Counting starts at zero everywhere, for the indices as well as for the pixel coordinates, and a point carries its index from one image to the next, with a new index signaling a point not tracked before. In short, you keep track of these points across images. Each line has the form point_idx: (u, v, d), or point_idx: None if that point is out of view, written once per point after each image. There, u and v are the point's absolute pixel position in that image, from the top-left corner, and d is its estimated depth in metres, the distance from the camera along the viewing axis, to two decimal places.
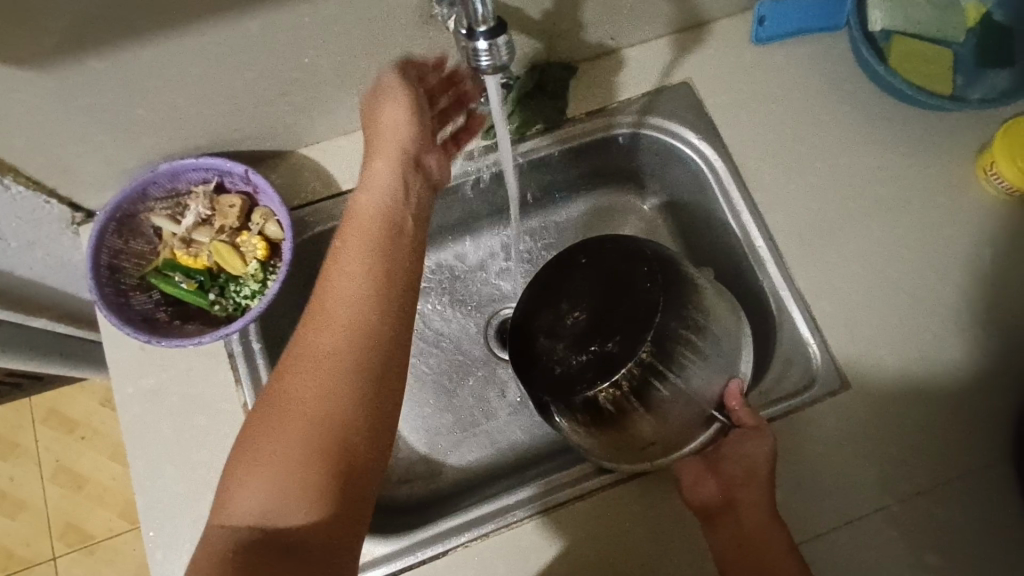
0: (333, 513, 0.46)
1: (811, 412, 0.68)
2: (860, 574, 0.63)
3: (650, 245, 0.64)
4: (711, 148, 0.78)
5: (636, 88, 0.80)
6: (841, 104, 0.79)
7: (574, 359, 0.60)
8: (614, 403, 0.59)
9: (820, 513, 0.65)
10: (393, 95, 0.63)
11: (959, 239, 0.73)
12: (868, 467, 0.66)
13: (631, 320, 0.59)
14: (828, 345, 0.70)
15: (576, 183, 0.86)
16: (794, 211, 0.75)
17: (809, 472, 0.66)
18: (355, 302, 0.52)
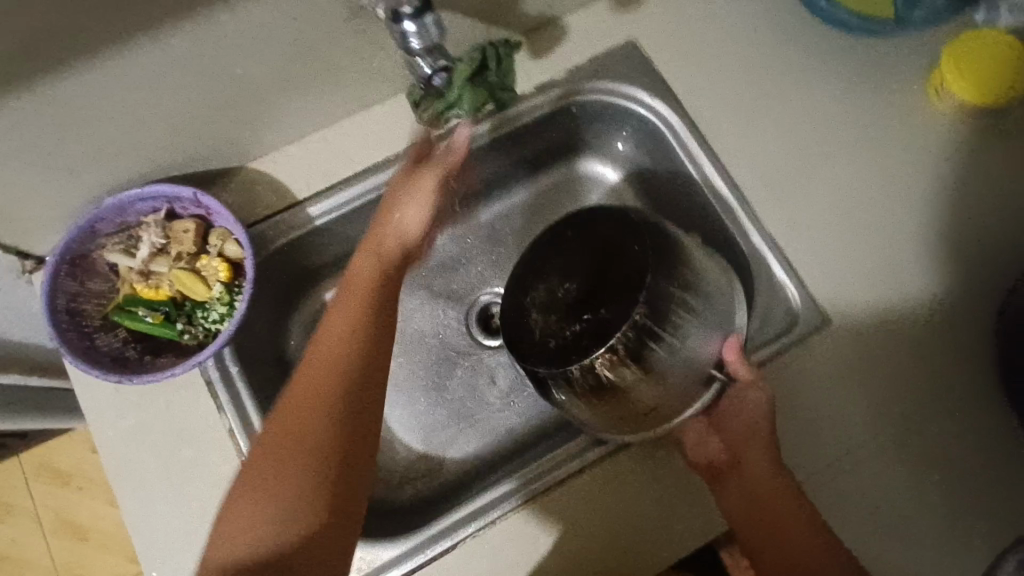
0: (326, 530, 0.52)
1: (797, 352, 0.68)
2: (864, 503, 0.64)
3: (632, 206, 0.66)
4: (665, 105, 0.77)
5: (583, 54, 0.78)
6: (788, 43, 0.78)
7: (568, 331, 0.65)
8: (611, 369, 0.60)
9: (818, 449, 0.65)
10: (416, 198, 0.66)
11: (920, 162, 0.73)
12: (859, 397, 0.67)
13: (623, 287, 0.63)
14: (805, 284, 0.70)
15: (535, 160, 0.85)
16: (755, 157, 0.75)
17: (802, 411, 0.66)
18: (347, 349, 0.56)
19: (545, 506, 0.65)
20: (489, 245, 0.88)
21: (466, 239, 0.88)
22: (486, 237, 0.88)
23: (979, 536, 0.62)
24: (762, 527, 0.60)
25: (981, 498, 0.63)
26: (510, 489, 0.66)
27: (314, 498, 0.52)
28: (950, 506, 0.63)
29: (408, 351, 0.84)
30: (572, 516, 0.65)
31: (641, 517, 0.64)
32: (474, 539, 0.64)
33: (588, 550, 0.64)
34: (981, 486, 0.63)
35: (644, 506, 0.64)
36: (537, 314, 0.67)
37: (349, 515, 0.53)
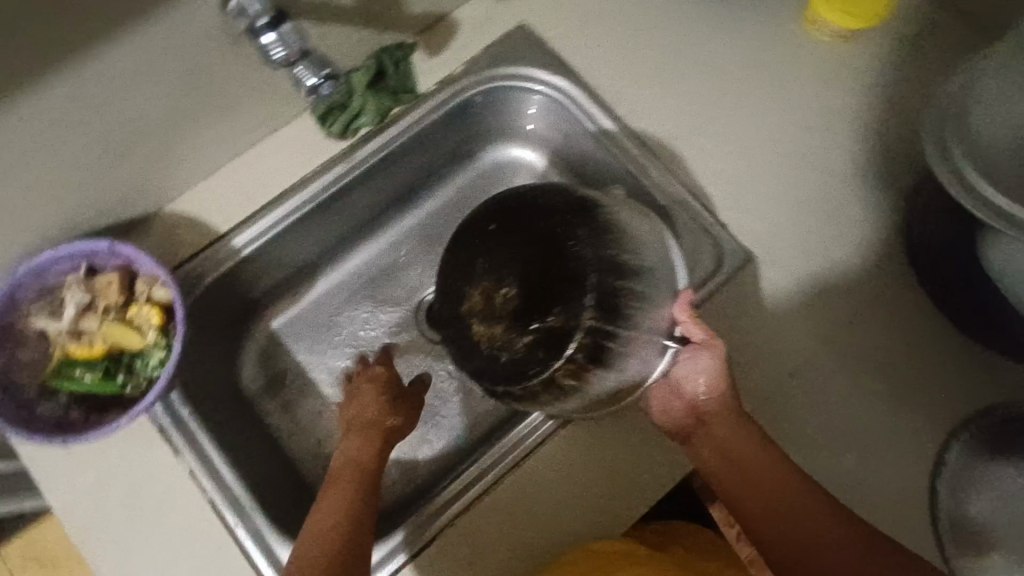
0: None
1: (730, 290, 0.70)
2: (814, 419, 0.67)
3: (552, 189, 0.66)
4: (564, 79, 0.78)
5: (477, 44, 0.79)
6: (670, 2, 0.81)
7: (520, 341, 0.62)
8: (572, 376, 0.62)
9: (761, 376, 0.68)
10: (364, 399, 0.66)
11: (810, 92, 0.77)
12: (792, 321, 0.70)
13: (565, 281, 0.62)
14: (725, 224, 0.73)
15: (454, 155, 0.86)
16: (658, 114, 0.77)
17: (741, 344, 0.69)
18: (341, 507, 0.56)
19: (514, 483, 0.67)
20: (422, 246, 0.88)
21: (401, 242, 0.88)
22: (421, 238, 0.88)
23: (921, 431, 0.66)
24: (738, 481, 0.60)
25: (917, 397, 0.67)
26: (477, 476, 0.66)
27: None
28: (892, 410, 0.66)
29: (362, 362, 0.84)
30: (542, 484, 0.67)
31: (603, 477, 0.67)
32: (449, 531, 0.66)
33: (559, 519, 0.66)
34: (915, 381, 0.67)
35: (607, 464, 0.67)
36: (478, 325, 0.64)
37: None
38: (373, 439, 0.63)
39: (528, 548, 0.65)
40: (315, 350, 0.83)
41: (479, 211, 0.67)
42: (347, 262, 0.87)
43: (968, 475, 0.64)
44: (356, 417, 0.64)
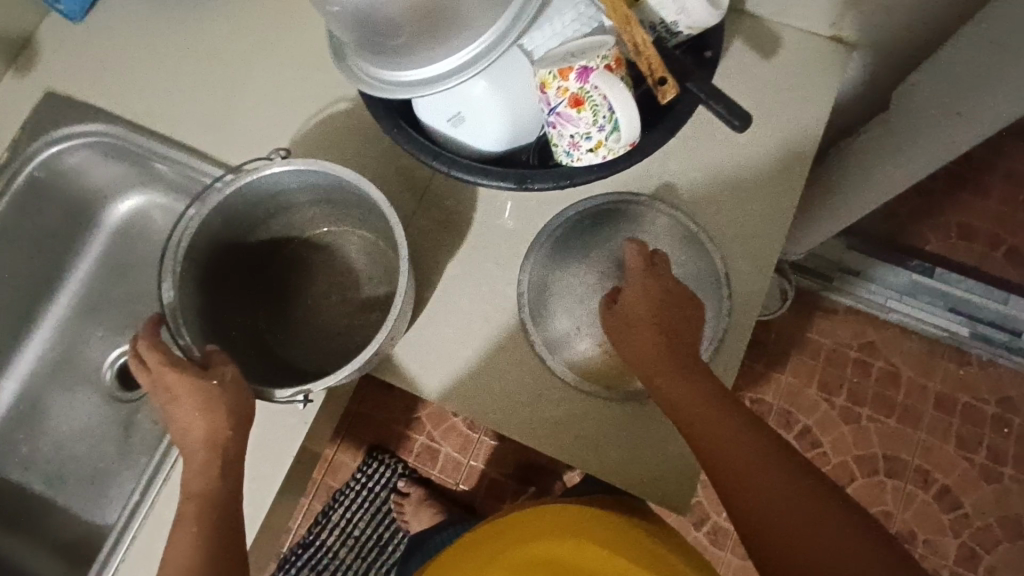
0: None
1: (357, 259, 0.73)
2: (422, 346, 0.72)
3: (209, 253, 0.67)
4: (94, 121, 0.80)
5: (12, 128, 0.81)
6: (172, 12, 0.83)
7: (292, 346, 0.72)
8: (313, 353, 0.72)
9: (339, 315, 0.73)
10: (191, 398, 0.57)
11: (317, 39, 0.81)
12: (359, 254, 0.73)
13: (259, 297, 0.73)
14: (347, 229, 0.73)
15: (64, 230, 0.88)
16: (193, 115, 0.80)
17: (315, 295, 0.74)
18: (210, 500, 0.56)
19: (168, 504, 0.71)
20: (87, 323, 0.90)
21: (64, 329, 0.89)
22: (82, 316, 0.90)
23: (499, 286, 0.72)
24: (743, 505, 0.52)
25: (503, 263, 0.73)
26: (134, 521, 0.70)
27: None
28: (472, 289, 0.73)
29: (68, 450, 0.86)
30: None
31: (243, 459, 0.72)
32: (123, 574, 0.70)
33: None
34: (477, 250, 0.73)
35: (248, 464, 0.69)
36: (270, 342, 0.72)
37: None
38: (220, 465, 0.57)
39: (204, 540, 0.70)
40: (23, 463, 0.85)
41: (205, 274, 0.67)
42: (18, 369, 0.87)
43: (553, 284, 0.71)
44: (192, 449, 0.57)
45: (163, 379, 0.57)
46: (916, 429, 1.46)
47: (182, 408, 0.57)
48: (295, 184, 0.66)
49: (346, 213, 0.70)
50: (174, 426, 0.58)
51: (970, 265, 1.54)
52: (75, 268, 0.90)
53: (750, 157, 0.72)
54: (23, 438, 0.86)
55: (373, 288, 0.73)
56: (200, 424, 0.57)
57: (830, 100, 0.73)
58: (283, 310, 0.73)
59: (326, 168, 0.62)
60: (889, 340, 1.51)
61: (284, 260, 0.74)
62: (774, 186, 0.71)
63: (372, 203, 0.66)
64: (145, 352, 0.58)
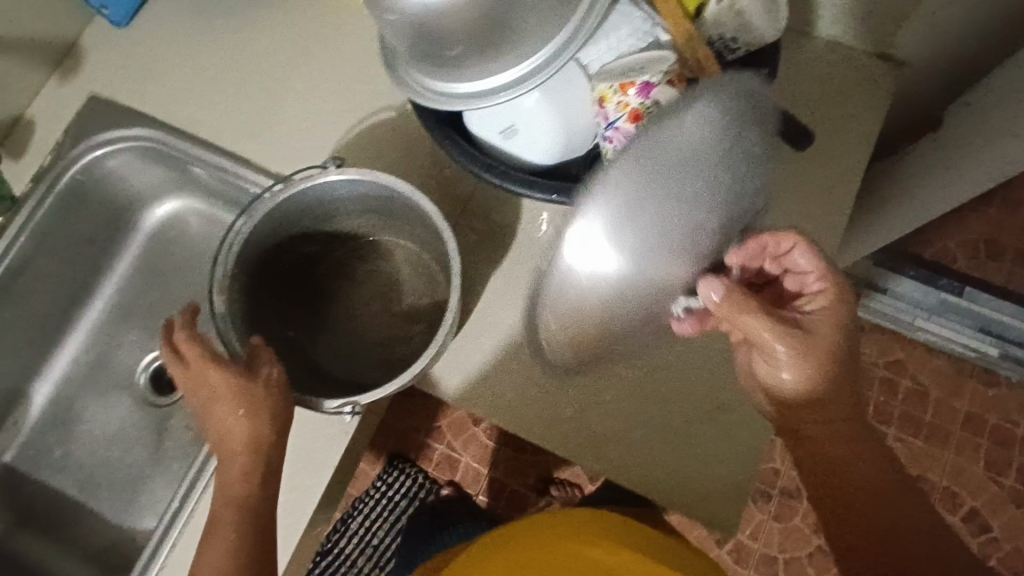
0: None
1: (399, 270, 0.73)
2: (463, 359, 0.71)
3: (253, 255, 0.67)
4: (136, 126, 0.80)
5: (54, 132, 0.82)
6: (216, 20, 0.84)
7: (329, 357, 0.71)
8: (352, 363, 0.71)
9: (379, 325, 0.72)
10: (223, 394, 0.58)
11: (359, 51, 0.81)
12: (401, 264, 0.73)
13: (298, 305, 0.73)
14: (392, 240, 0.73)
15: (101, 235, 0.88)
16: (235, 122, 0.80)
17: (355, 305, 0.73)
18: (247, 496, 0.58)
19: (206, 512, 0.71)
20: (121, 327, 0.90)
21: (98, 332, 0.89)
22: (116, 320, 0.90)
23: None
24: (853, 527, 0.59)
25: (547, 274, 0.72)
26: (172, 530, 0.70)
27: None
28: (513, 301, 0.72)
29: (102, 454, 0.86)
30: None
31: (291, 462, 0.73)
32: None
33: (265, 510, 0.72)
34: (519, 262, 0.73)
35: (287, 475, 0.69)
36: (308, 351, 0.71)
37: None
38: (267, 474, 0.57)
39: None
40: (58, 467, 0.86)
41: (247, 277, 0.67)
42: (54, 371, 0.88)
43: (649, 175, 0.52)
44: (233, 456, 0.57)
45: (201, 374, 0.59)
46: (944, 450, 1.44)
47: (216, 403, 0.58)
48: (345, 191, 0.66)
49: (391, 221, 0.70)
50: (209, 421, 0.58)
51: (1000, 284, 1.52)
52: (113, 273, 0.90)
53: (800, 174, 0.71)
54: (58, 441, 0.86)
55: (416, 299, 0.72)
56: (233, 419, 0.57)
57: (877, 119, 0.72)
58: (321, 319, 0.73)
59: (378, 178, 0.62)
60: (916, 359, 1.50)
61: (325, 268, 0.74)
62: (824, 203, 0.70)
63: (419, 214, 0.66)
64: (189, 347, 0.60)
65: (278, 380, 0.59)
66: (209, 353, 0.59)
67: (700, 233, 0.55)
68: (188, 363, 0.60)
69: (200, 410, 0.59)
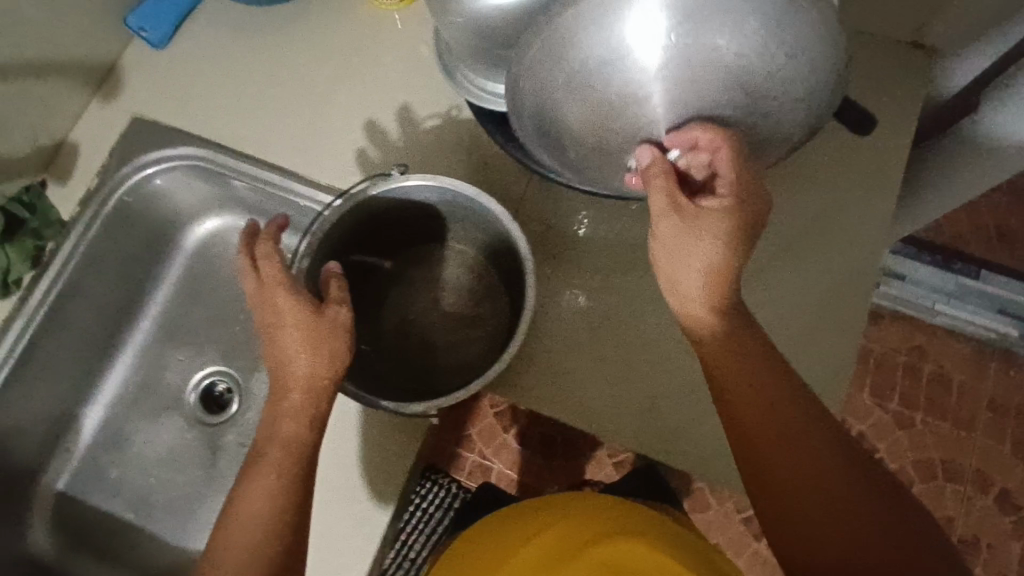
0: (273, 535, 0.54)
1: (458, 274, 0.74)
2: (529, 360, 0.72)
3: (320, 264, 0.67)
4: (182, 144, 0.81)
5: (99, 154, 0.82)
6: (256, 38, 0.85)
7: (396, 365, 0.72)
8: (419, 371, 0.71)
9: (442, 330, 0.72)
10: (290, 320, 0.60)
11: (401, 63, 0.83)
12: (461, 270, 0.74)
13: (361, 314, 0.73)
14: (452, 245, 0.74)
15: (146, 255, 0.88)
16: (283, 138, 0.81)
17: (416, 312, 0.73)
18: (298, 445, 0.58)
19: None
20: (169, 347, 0.90)
21: (146, 352, 0.89)
22: (162, 339, 0.90)
23: (602, 296, 0.74)
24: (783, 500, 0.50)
25: (603, 274, 0.75)
26: None
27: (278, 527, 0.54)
28: (573, 300, 0.74)
29: (154, 475, 0.85)
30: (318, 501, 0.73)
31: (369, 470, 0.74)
32: None
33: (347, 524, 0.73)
34: (573, 261, 0.75)
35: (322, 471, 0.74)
36: (376, 359, 0.72)
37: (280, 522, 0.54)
38: None
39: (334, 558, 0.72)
40: (110, 489, 0.85)
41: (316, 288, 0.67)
42: (103, 393, 0.87)
43: None
44: (292, 415, 0.58)
45: (271, 298, 0.61)
46: (971, 432, 1.46)
47: (281, 329, 0.60)
48: (410, 197, 0.67)
49: (452, 225, 0.71)
50: (272, 348, 0.60)
51: (1015, 267, 1.54)
52: (158, 293, 0.90)
53: (832, 166, 0.76)
54: (109, 463, 0.86)
55: (477, 303, 0.73)
56: (295, 344, 0.59)
57: (911, 107, 0.75)
58: (385, 329, 0.73)
59: (444, 181, 0.63)
60: (938, 345, 1.51)
61: (385, 276, 0.74)
62: (859, 192, 0.75)
63: (482, 217, 0.67)
64: (265, 270, 0.62)
65: (342, 326, 0.61)
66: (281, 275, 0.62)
67: (712, 52, 0.54)
68: (259, 282, 0.63)
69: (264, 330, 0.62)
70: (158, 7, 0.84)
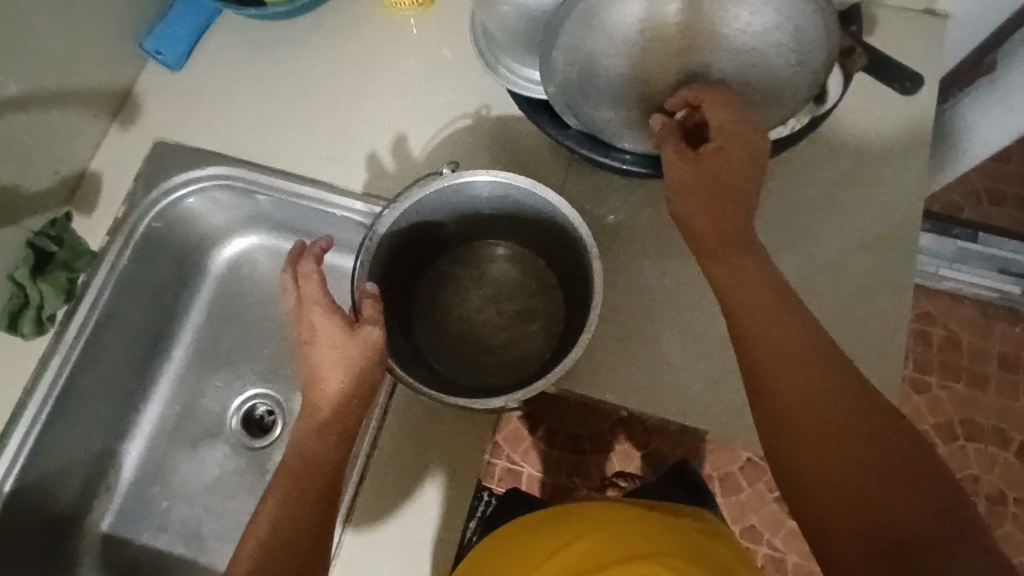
0: (302, 553, 0.52)
1: (506, 270, 0.74)
2: (590, 350, 0.72)
3: (377, 264, 0.66)
4: (210, 164, 0.79)
5: (125, 182, 0.81)
6: (274, 51, 0.84)
7: (454, 364, 0.71)
8: (480, 368, 0.71)
9: (496, 327, 0.72)
10: (330, 339, 0.59)
11: (423, 66, 0.83)
12: (510, 267, 0.74)
13: (412, 317, 0.72)
14: (498, 242, 0.74)
15: (177, 280, 0.86)
16: (312, 150, 0.81)
17: (470, 311, 0.73)
18: (331, 464, 0.57)
19: (356, 542, 0.69)
20: (205, 374, 0.87)
21: (183, 379, 0.87)
22: (197, 366, 0.88)
23: (653, 279, 0.74)
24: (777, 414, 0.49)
25: (652, 256, 0.75)
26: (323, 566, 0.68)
27: (306, 545, 0.52)
28: (627, 286, 0.74)
29: (203, 504, 0.82)
30: (380, 511, 0.70)
31: (430, 471, 0.71)
32: None
33: (415, 531, 0.69)
34: (619, 249, 0.76)
35: (366, 488, 0.70)
36: (436, 359, 0.71)
37: (310, 541, 0.53)
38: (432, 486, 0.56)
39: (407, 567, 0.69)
40: (157, 527, 0.82)
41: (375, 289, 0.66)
42: (143, 426, 0.85)
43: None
44: (328, 431, 0.57)
45: (308, 316, 0.60)
46: (985, 390, 1.49)
47: (319, 347, 0.59)
48: (459, 194, 0.67)
49: (498, 220, 0.71)
50: (308, 367, 0.59)
51: (1008, 227, 1.59)
52: (191, 319, 0.88)
53: (862, 133, 0.77)
54: (155, 498, 0.83)
55: (528, 297, 0.73)
56: (335, 365, 0.58)
57: (933, 69, 0.77)
58: (437, 330, 0.72)
59: (497, 174, 0.63)
60: (943, 308, 1.55)
61: (431, 278, 0.74)
62: (892, 155, 0.76)
63: (534, 208, 0.67)
64: (302, 283, 0.61)
65: (374, 345, 0.59)
66: (320, 292, 0.61)
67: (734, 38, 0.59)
68: (296, 298, 0.61)
69: (300, 351, 0.60)
70: (173, 29, 0.82)
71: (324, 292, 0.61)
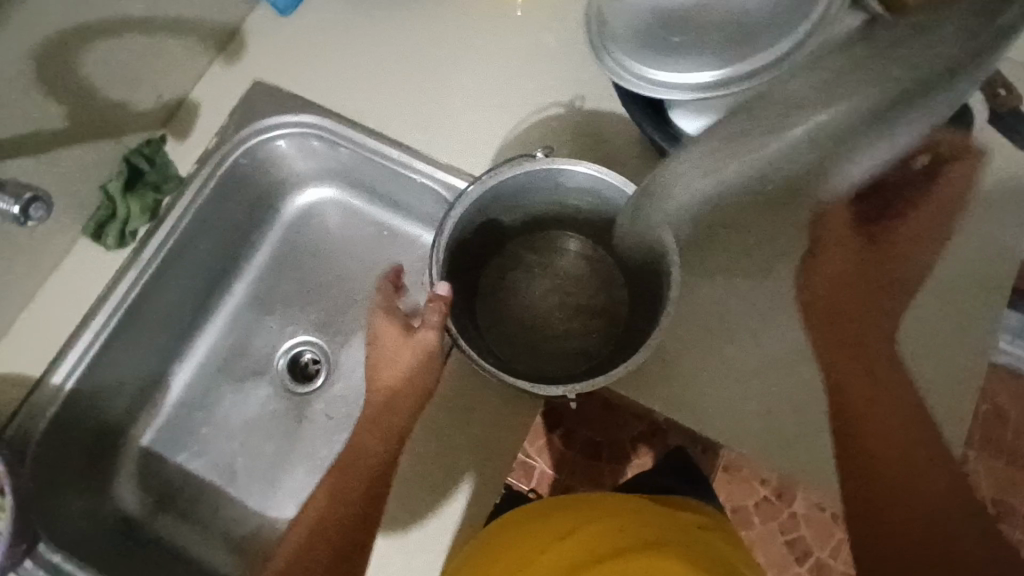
0: (350, 513, 0.61)
1: (575, 263, 0.75)
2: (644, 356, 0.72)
3: (458, 233, 0.67)
4: (305, 112, 0.81)
5: (220, 116, 0.83)
6: (381, 12, 0.85)
7: (510, 347, 0.71)
8: (535, 355, 0.71)
9: (557, 317, 0.72)
10: (390, 335, 0.68)
11: (524, 49, 0.83)
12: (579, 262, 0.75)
13: (475, 294, 0.73)
14: (572, 234, 0.75)
15: (251, 219, 0.88)
16: (403, 114, 0.82)
17: (533, 296, 0.74)
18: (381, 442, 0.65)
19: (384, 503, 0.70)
20: (261, 313, 0.90)
21: (239, 315, 0.89)
22: (254, 305, 0.90)
23: (718, 296, 0.74)
24: (852, 428, 0.58)
25: (722, 274, 0.74)
26: None
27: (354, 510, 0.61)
28: (692, 299, 0.74)
29: (240, 438, 0.85)
30: (414, 478, 0.70)
31: (470, 448, 0.71)
32: None
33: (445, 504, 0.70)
34: (690, 260, 0.75)
35: (398, 471, 0.70)
36: (493, 338, 0.72)
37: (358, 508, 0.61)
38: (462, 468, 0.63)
39: (432, 537, 0.69)
40: (194, 450, 0.85)
41: (450, 257, 0.67)
42: (195, 352, 0.88)
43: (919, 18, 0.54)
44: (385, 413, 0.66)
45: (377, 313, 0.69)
46: None
47: (381, 342, 0.68)
48: (549, 178, 0.67)
49: (579, 213, 0.72)
50: (374, 357, 0.69)
51: None
52: (258, 258, 0.91)
53: None
54: (195, 424, 0.86)
55: (593, 294, 0.73)
56: (392, 357, 0.67)
57: None
58: (498, 311, 0.73)
59: (592, 166, 0.63)
60: None
61: (499, 259, 0.75)
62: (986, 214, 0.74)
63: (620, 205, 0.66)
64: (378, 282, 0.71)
65: (427, 344, 0.66)
66: (385, 293, 0.70)
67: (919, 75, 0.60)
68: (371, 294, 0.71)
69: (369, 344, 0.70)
70: None
71: (390, 294, 0.70)
